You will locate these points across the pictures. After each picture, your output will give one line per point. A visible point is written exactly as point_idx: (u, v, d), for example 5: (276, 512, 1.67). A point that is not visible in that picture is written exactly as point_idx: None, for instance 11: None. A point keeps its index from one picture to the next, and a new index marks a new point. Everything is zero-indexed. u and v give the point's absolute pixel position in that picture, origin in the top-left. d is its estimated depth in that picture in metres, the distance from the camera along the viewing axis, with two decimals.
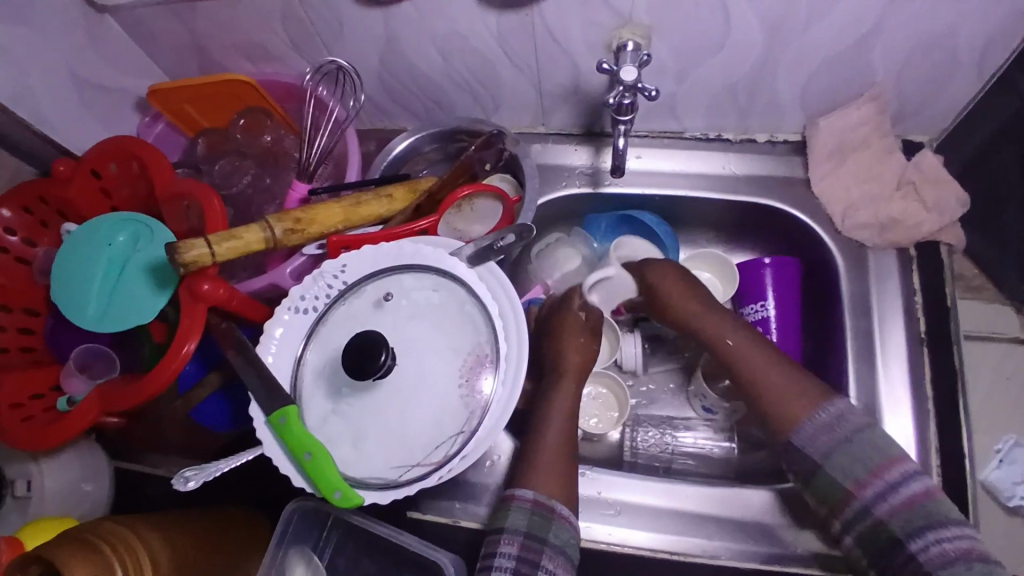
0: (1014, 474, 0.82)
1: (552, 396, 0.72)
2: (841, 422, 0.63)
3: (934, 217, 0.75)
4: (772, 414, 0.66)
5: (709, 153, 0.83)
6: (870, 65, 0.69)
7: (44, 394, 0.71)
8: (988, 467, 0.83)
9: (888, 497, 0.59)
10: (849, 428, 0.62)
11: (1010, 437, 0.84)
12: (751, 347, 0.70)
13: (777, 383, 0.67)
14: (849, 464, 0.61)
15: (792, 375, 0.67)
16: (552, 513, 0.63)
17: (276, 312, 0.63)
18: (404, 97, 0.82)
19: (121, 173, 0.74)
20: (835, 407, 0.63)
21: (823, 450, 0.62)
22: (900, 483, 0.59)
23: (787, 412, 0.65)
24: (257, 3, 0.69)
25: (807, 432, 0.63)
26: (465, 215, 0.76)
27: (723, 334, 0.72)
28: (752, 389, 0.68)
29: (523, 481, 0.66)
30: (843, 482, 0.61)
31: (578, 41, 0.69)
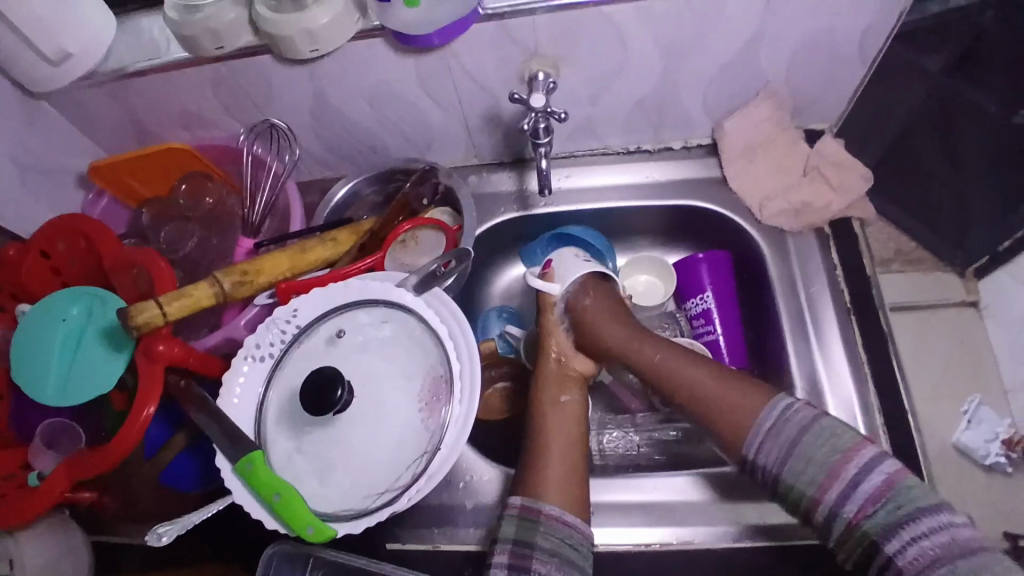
0: (983, 433, 0.87)
1: (553, 423, 0.71)
2: (786, 421, 0.59)
3: (840, 196, 0.81)
4: (728, 430, 0.63)
5: (633, 165, 0.88)
6: (758, 68, 0.76)
7: (15, 474, 0.71)
8: (957, 431, 0.88)
9: (854, 496, 0.55)
10: (796, 428, 0.58)
11: (974, 397, 0.89)
12: (683, 363, 0.69)
13: (723, 402, 0.64)
14: (804, 470, 0.57)
15: (727, 385, 0.65)
16: (540, 517, 0.62)
17: (233, 364, 0.65)
18: (340, 147, 0.86)
19: (69, 249, 0.76)
20: (787, 406, 0.60)
21: (779, 459, 0.59)
22: (860, 477, 0.55)
23: (740, 425, 0.62)
24: (187, 75, 0.73)
25: (761, 436, 0.60)
26: (409, 248, 0.80)
27: (654, 356, 0.71)
28: (703, 408, 0.65)
29: (522, 491, 0.66)
30: (805, 488, 0.57)
31: (492, 77, 0.74)
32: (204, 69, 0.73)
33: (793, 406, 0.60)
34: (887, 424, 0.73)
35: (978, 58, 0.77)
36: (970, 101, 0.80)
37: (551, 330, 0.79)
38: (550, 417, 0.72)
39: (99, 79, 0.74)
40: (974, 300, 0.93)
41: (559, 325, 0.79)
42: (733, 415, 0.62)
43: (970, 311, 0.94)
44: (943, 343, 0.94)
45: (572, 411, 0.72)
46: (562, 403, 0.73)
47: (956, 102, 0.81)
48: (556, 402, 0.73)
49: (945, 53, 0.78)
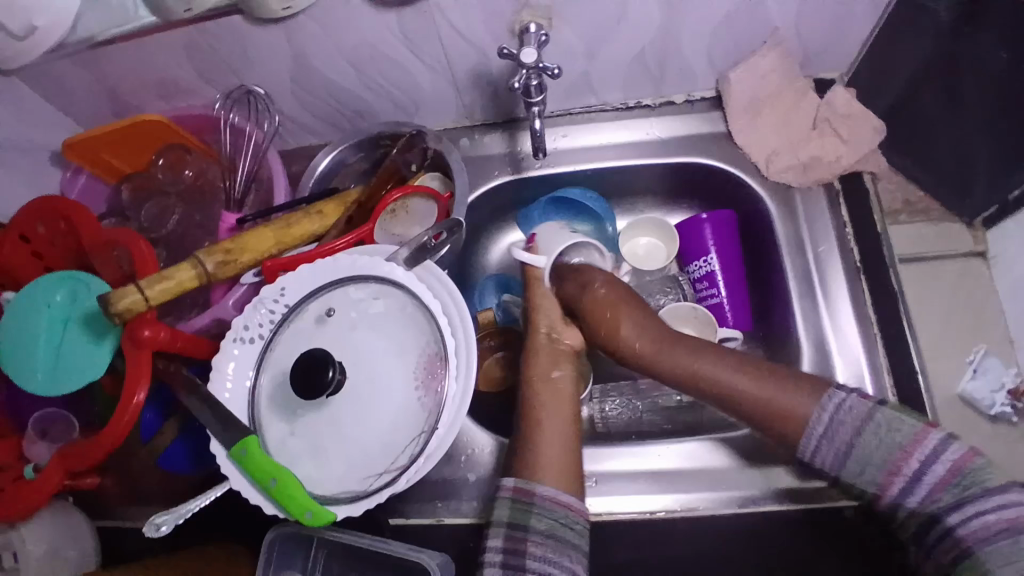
0: (988, 384, 0.84)
1: (540, 405, 0.69)
2: (845, 411, 0.58)
3: (852, 148, 0.77)
4: (773, 424, 0.61)
5: (633, 122, 0.84)
6: (767, 13, 0.70)
7: (12, 464, 0.70)
8: (963, 380, 0.86)
9: (917, 488, 0.56)
10: (849, 427, 0.58)
11: (981, 347, 0.87)
12: (710, 360, 0.65)
13: (769, 394, 0.62)
14: (863, 469, 0.58)
15: (773, 379, 0.62)
16: (533, 499, 0.62)
17: (222, 347, 0.63)
18: (324, 112, 0.82)
19: (49, 232, 0.73)
20: (839, 397, 0.59)
21: (839, 451, 0.58)
22: (923, 468, 0.56)
23: (787, 420, 0.61)
24: (156, 41, 0.69)
25: (818, 437, 0.59)
26: (400, 219, 0.76)
27: (681, 352, 0.67)
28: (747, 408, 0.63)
29: (516, 471, 0.65)
30: (866, 486, 0.58)
31: (482, 32, 0.70)
32: (175, 34, 0.68)
33: (846, 403, 0.59)
34: (897, 385, 0.71)
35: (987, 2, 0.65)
36: (977, 52, 0.69)
37: (539, 303, 0.77)
38: (542, 394, 0.70)
39: (66, 49, 0.69)
40: (981, 250, 0.90)
41: (547, 297, 0.77)
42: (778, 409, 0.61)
43: (976, 261, 0.90)
44: (951, 296, 0.90)
45: (563, 387, 0.71)
46: (553, 380, 0.71)
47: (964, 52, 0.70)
48: (548, 378, 0.71)
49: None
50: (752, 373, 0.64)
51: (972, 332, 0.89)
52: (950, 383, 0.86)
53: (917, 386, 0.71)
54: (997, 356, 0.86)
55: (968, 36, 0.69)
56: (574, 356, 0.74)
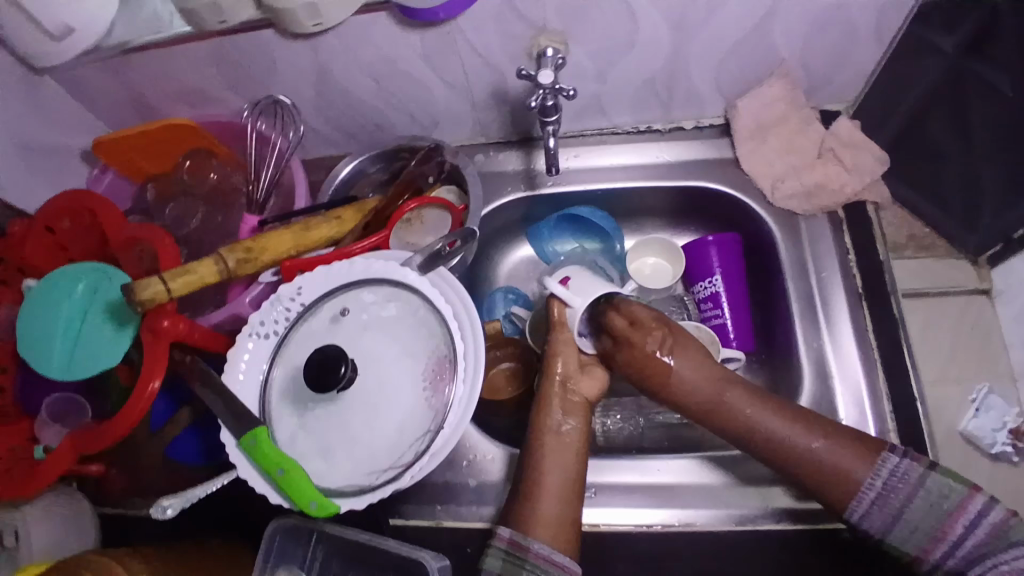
0: (991, 421, 0.87)
1: (546, 466, 0.67)
2: (892, 488, 0.61)
3: (855, 178, 0.80)
4: (832, 496, 0.63)
5: (643, 145, 0.87)
6: (774, 45, 0.74)
7: (21, 447, 0.72)
8: (965, 418, 0.88)
9: (957, 552, 0.60)
10: (904, 489, 0.61)
11: (983, 384, 0.89)
12: (795, 429, 0.65)
13: (833, 467, 0.63)
14: (913, 534, 0.61)
15: (836, 445, 0.64)
16: (528, 556, 0.62)
17: (238, 341, 0.65)
18: (345, 124, 0.85)
19: (75, 226, 0.76)
20: (891, 467, 0.62)
21: (888, 518, 0.62)
22: (966, 533, 0.60)
23: (845, 493, 0.63)
24: (188, 49, 0.73)
25: (861, 514, 0.62)
26: (415, 228, 0.79)
27: (744, 407, 0.67)
28: (812, 480, 0.64)
29: (512, 521, 0.65)
30: (909, 548, 0.62)
31: (499, 52, 0.73)
32: (207, 44, 0.72)
33: (901, 465, 0.62)
34: (895, 410, 0.72)
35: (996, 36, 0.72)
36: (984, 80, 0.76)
37: (559, 349, 0.72)
38: (547, 445, 0.68)
39: (102, 53, 0.73)
40: (985, 287, 0.92)
41: (570, 345, 0.72)
42: (834, 481, 0.63)
43: (981, 299, 0.92)
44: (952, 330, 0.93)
45: (572, 439, 0.69)
46: (563, 432, 0.69)
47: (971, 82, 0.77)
48: (558, 430, 0.69)
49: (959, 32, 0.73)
50: (811, 433, 0.64)
51: (973, 366, 0.91)
52: (952, 419, 0.88)
53: (915, 411, 0.72)
54: (999, 395, 0.88)
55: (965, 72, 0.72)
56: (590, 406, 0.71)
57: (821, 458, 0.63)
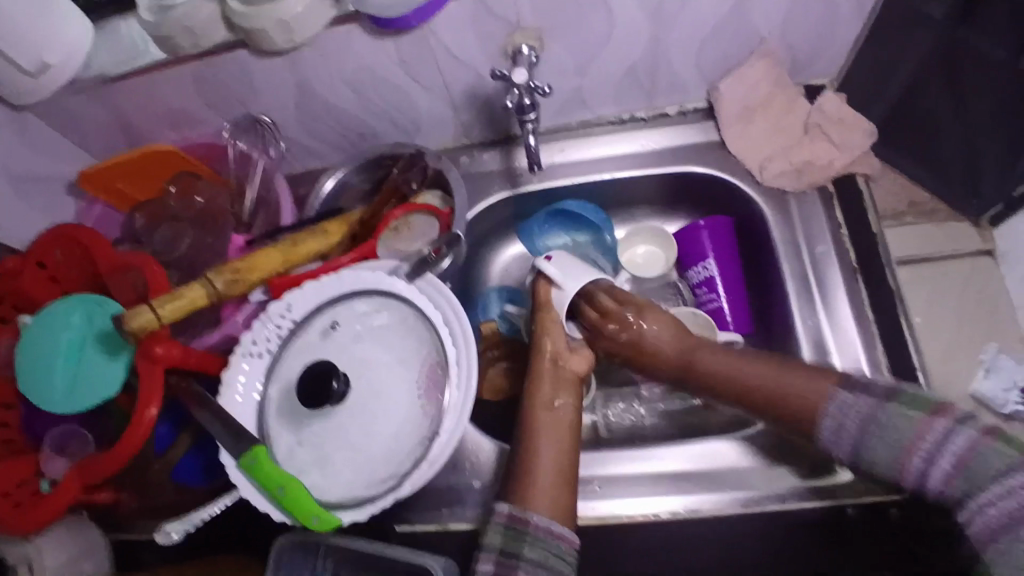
0: (1002, 382, 0.79)
1: (539, 446, 0.67)
2: (850, 411, 0.59)
3: (844, 152, 0.79)
4: (798, 423, 0.63)
5: (628, 135, 0.86)
6: (752, 23, 0.72)
7: (28, 480, 0.72)
8: (975, 380, 0.81)
9: (933, 471, 0.55)
10: (857, 419, 0.59)
11: (992, 344, 0.82)
12: (754, 369, 0.67)
13: (791, 394, 0.64)
14: (878, 454, 0.57)
15: (794, 375, 0.64)
16: (528, 527, 0.61)
17: (232, 361, 0.65)
18: (328, 137, 0.85)
19: (66, 257, 0.76)
20: (843, 399, 0.60)
21: (851, 449, 0.59)
22: (938, 449, 0.55)
23: (807, 413, 0.62)
24: (166, 74, 0.73)
25: (830, 428, 0.60)
26: (403, 236, 0.78)
27: (709, 357, 0.71)
28: (776, 412, 0.65)
29: (511, 499, 0.64)
30: (885, 473, 0.58)
31: (476, 53, 0.72)
32: (184, 68, 0.72)
33: (849, 399, 0.60)
34: (899, 385, 0.71)
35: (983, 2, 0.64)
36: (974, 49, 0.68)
37: (547, 329, 0.75)
38: (543, 423, 0.69)
39: (82, 84, 0.73)
40: (989, 248, 0.86)
41: (556, 325, 0.75)
42: (792, 404, 0.63)
43: (985, 259, 0.86)
44: None
45: (564, 417, 0.70)
46: (556, 408, 0.70)
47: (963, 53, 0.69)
48: (550, 406, 0.71)
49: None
50: (761, 363, 0.67)
51: None
52: None
53: (919, 385, 0.71)
54: (1010, 355, 0.81)
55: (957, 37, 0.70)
56: (578, 384, 0.73)
57: (768, 381, 0.66)
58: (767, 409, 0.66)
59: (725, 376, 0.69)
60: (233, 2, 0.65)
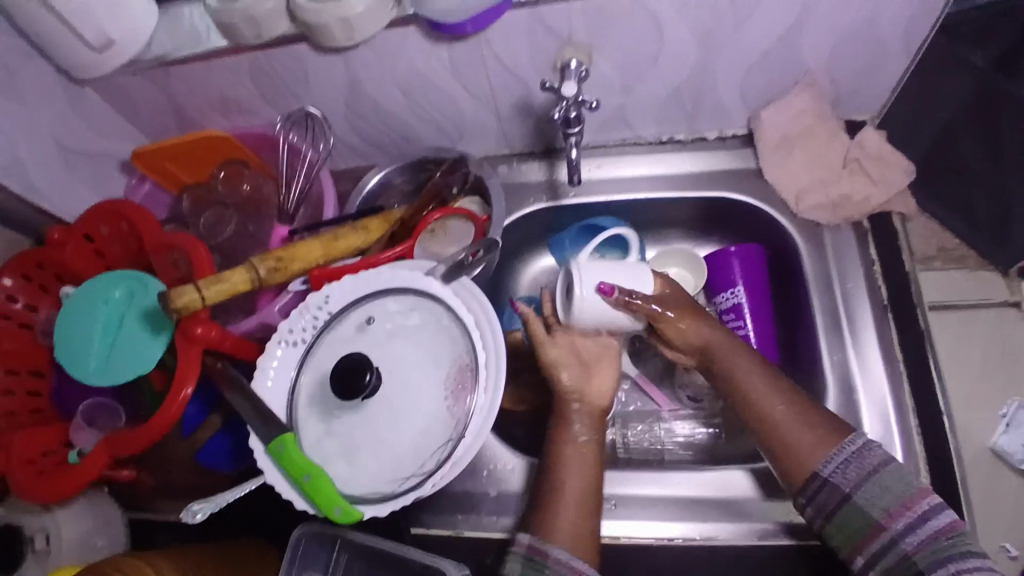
0: (1021, 438, 0.85)
1: (560, 479, 0.67)
2: (866, 453, 0.60)
3: (882, 189, 0.79)
4: (794, 459, 0.63)
5: (666, 156, 0.87)
6: (799, 55, 0.73)
7: (55, 449, 0.73)
8: (995, 434, 0.86)
9: (919, 529, 0.56)
10: (870, 464, 0.60)
11: (1014, 400, 0.87)
12: (774, 392, 0.66)
13: (802, 430, 0.63)
14: (881, 495, 0.58)
15: (812, 419, 0.64)
16: (547, 561, 0.62)
17: (267, 347, 0.67)
18: (373, 137, 0.87)
19: (111, 233, 0.78)
20: (857, 445, 0.61)
21: (854, 480, 0.59)
22: (930, 515, 0.57)
23: (808, 454, 0.62)
24: (224, 63, 0.75)
25: (830, 472, 0.61)
26: (439, 238, 0.81)
27: (740, 365, 0.69)
28: (777, 440, 0.64)
29: (533, 529, 0.65)
30: (874, 511, 0.58)
31: (525, 65, 0.74)
32: (239, 58, 0.74)
33: (870, 445, 0.61)
34: (921, 425, 0.72)
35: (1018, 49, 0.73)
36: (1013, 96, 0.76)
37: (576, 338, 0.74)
38: (572, 458, 0.69)
39: (141, 65, 0.75)
40: (1016, 300, 0.91)
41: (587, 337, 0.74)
42: (797, 439, 0.63)
43: (1011, 310, 0.91)
44: None
45: (591, 453, 0.69)
46: (581, 444, 0.69)
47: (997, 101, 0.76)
48: (578, 442, 0.70)
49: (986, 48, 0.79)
50: (781, 388, 0.66)
51: (1004, 383, 0.90)
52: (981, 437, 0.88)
53: (940, 427, 0.71)
54: None
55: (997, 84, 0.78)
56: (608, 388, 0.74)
57: (785, 412, 0.65)
58: (767, 438, 0.65)
59: (747, 403, 0.67)
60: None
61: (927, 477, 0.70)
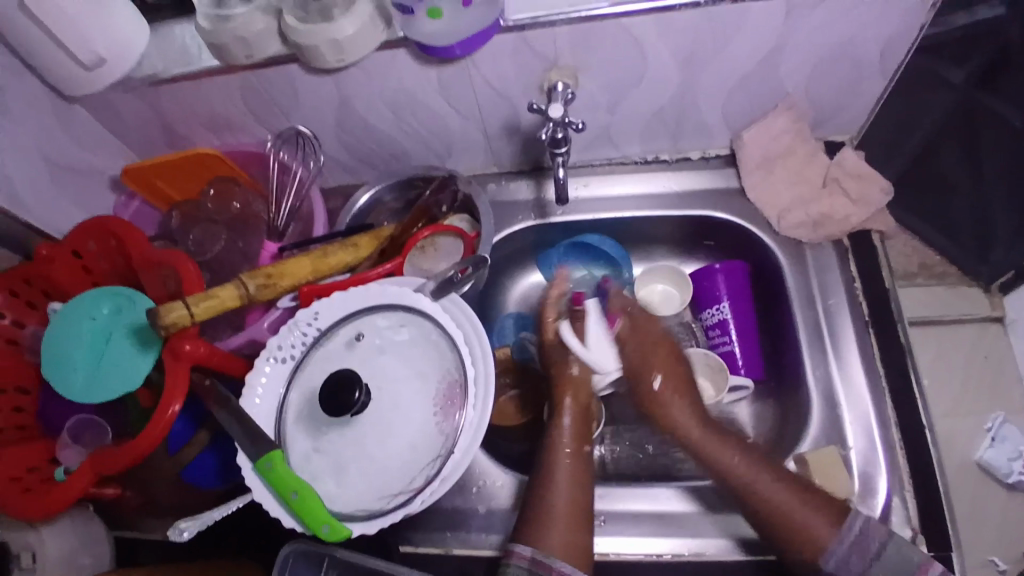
0: (1006, 451, 0.89)
1: (552, 481, 0.69)
2: (866, 538, 0.62)
3: (861, 208, 0.81)
4: (796, 538, 0.64)
5: (651, 175, 0.89)
6: (779, 78, 0.76)
7: (39, 467, 0.73)
8: (980, 448, 0.91)
9: None
10: (876, 544, 0.62)
11: (998, 414, 0.92)
12: (768, 476, 0.68)
13: (796, 511, 0.65)
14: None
15: (806, 499, 0.66)
16: (551, 574, 0.62)
17: (255, 364, 0.67)
18: (363, 154, 0.88)
19: (100, 249, 0.78)
20: (858, 526, 0.63)
21: (859, 567, 0.62)
22: None
23: (811, 543, 0.64)
24: (215, 81, 0.76)
25: (836, 560, 0.63)
26: (429, 255, 0.81)
27: (731, 456, 0.71)
28: (772, 518, 0.66)
29: (529, 540, 0.65)
30: None
31: (512, 86, 0.76)
32: (232, 76, 0.75)
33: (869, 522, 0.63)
34: (903, 438, 0.73)
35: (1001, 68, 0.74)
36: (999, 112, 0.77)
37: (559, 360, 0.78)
38: (563, 464, 0.70)
39: (133, 83, 0.76)
40: (998, 315, 0.96)
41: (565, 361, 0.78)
42: (794, 520, 0.65)
43: (993, 325, 0.96)
44: (965, 359, 0.95)
45: (584, 462, 0.71)
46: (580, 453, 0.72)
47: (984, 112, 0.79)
48: (571, 451, 0.72)
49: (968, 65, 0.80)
50: (768, 469, 0.68)
51: (989, 397, 0.93)
52: (966, 451, 0.91)
53: (923, 440, 0.73)
54: (1014, 424, 0.91)
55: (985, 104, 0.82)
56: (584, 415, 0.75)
57: (779, 492, 0.67)
58: (766, 517, 0.66)
59: (739, 489, 0.69)
60: (290, 19, 0.68)
61: (911, 488, 0.70)
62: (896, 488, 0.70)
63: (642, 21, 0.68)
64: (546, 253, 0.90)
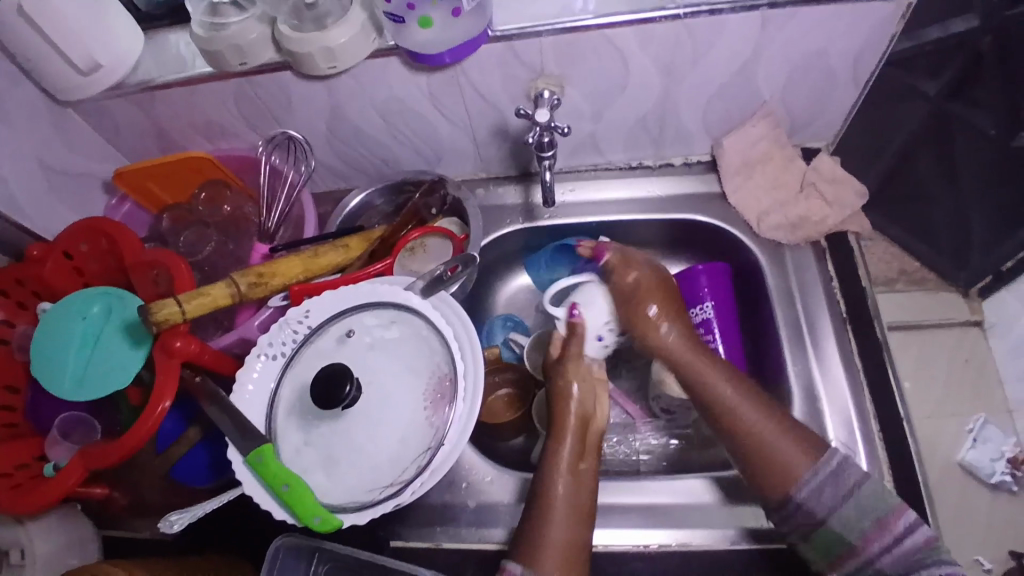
0: (988, 452, 0.93)
1: (552, 499, 0.68)
2: (842, 473, 0.65)
3: (837, 210, 0.84)
4: (770, 469, 0.67)
5: (635, 180, 0.92)
6: (756, 87, 0.79)
7: (28, 464, 0.73)
8: (963, 449, 0.94)
9: (894, 548, 0.62)
10: (850, 479, 0.64)
11: (979, 416, 0.96)
12: (754, 406, 0.70)
13: (781, 447, 0.67)
14: (857, 519, 0.63)
15: (785, 432, 0.68)
16: None
17: (246, 360, 0.68)
18: (354, 160, 0.90)
19: (92, 250, 0.79)
20: (828, 463, 0.66)
21: (828, 503, 0.64)
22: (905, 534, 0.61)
23: (784, 475, 0.66)
24: (210, 87, 0.78)
25: (808, 492, 0.65)
26: (418, 257, 0.83)
27: (720, 381, 0.73)
28: (754, 449, 0.68)
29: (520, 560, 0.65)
30: (850, 538, 0.63)
31: (500, 94, 0.78)
32: (226, 83, 0.77)
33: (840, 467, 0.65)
34: (883, 431, 0.75)
35: (971, 78, 0.76)
36: (968, 124, 0.79)
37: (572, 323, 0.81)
38: (564, 483, 0.69)
39: (126, 89, 0.78)
40: (977, 319, 0.99)
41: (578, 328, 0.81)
42: (772, 454, 0.67)
43: (973, 329, 1.00)
44: (947, 364, 1.00)
45: (587, 481, 0.69)
46: (581, 470, 0.70)
47: (955, 122, 0.81)
48: (574, 467, 0.70)
49: (941, 78, 0.78)
50: (761, 404, 0.70)
51: (972, 398, 0.97)
52: (951, 450, 0.94)
53: (902, 432, 0.75)
54: (995, 425, 0.95)
55: (954, 113, 0.80)
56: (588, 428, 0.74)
57: (764, 426, 0.69)
58: (748, 450, 0.69)
59: (725, 417, 0.71)
60: (284, 27, 0.71)
61: (891, 479, 0.72)
62: (877, 479, 0.72)
63: (625, 31, 0.70)
64: (533, 254, 0.92)
